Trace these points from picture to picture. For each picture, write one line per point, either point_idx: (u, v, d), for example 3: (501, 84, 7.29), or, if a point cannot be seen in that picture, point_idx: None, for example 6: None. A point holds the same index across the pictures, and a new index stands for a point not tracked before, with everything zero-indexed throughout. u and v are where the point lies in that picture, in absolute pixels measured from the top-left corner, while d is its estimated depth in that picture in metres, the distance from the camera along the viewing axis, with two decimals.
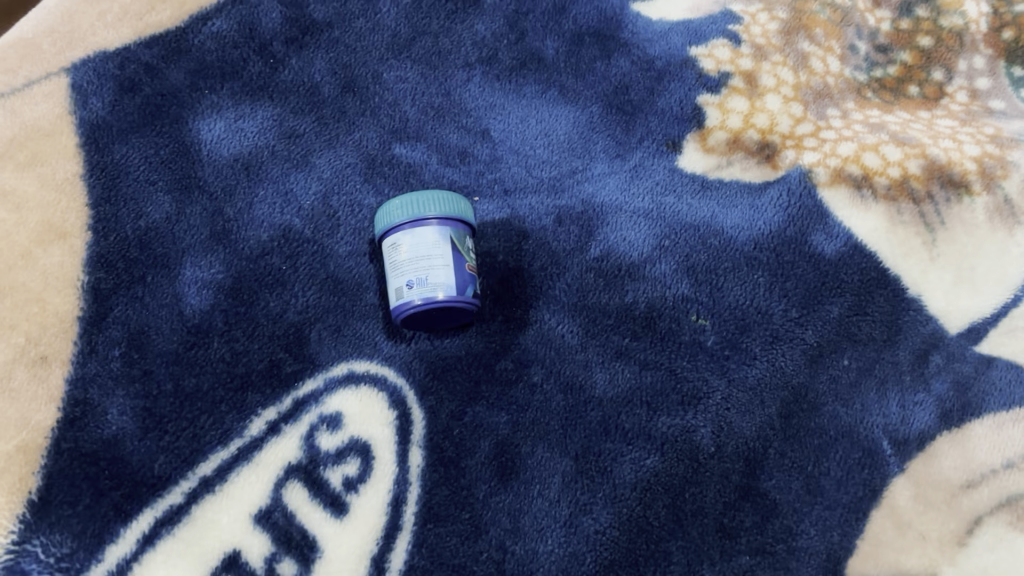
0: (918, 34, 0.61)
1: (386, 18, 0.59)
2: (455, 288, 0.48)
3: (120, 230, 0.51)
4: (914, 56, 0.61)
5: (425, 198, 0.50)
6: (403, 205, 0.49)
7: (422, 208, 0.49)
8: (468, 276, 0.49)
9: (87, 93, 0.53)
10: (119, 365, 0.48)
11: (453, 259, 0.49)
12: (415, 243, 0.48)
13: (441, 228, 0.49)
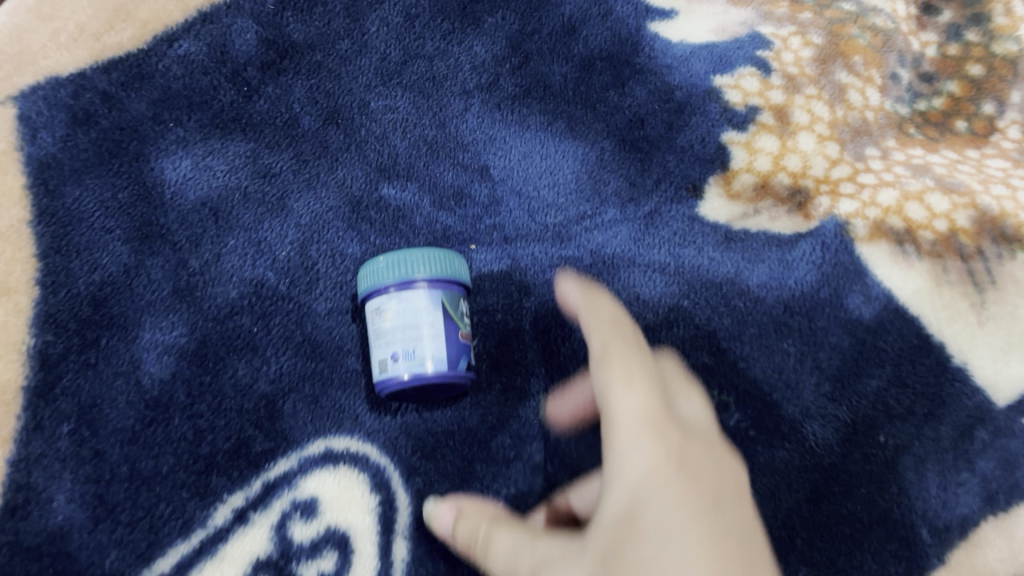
0: (968, 62, 0.55)
1: (374, 39, 0.52)
2: (446, 361, 0.42)
3: (72, 285, 0.45)
4: (962, 87, 0.55)
5: (415, 257, 0.44)
6: (390, 264, 0.44)
7: (411, 268, 0.43)
8: (461, 346, 0.43)
9: (37, 125, 0.48)
10: (67, 445, 0.42)
11: (444, 328, 0.43)
12: (402, 310, 0.43)
13: (431, 291, 0.43)
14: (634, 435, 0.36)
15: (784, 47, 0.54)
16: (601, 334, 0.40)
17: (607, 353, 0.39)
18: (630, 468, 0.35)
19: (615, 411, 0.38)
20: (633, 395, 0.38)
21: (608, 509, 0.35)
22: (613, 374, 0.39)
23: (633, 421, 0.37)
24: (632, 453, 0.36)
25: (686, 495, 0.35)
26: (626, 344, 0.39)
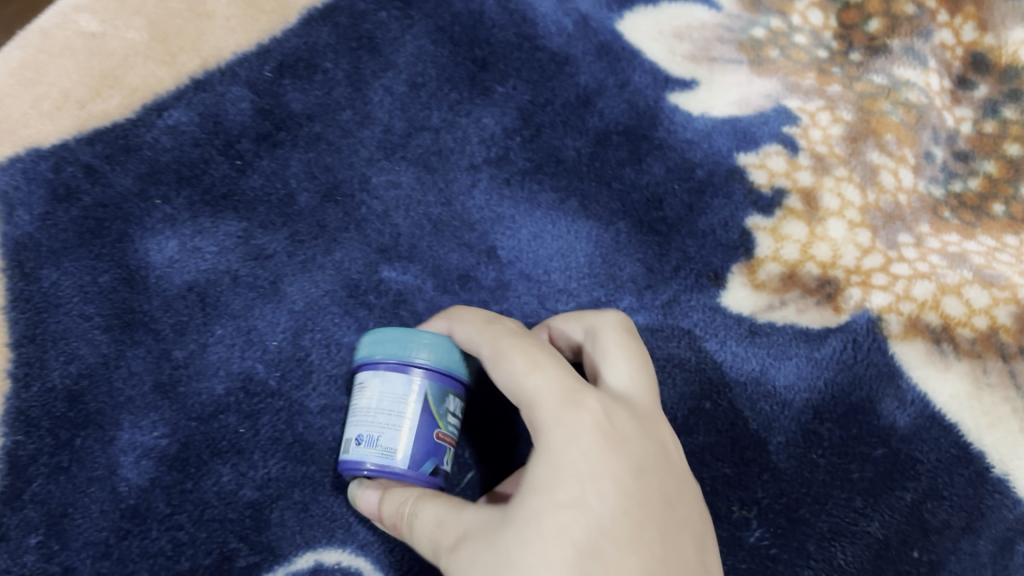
0: (1004, 140, 0.52)
1: (377, 109, 0.49)
2: (408, 460, 0.37)
3: (46, 379, 0.42)
4: (1000, 167, 0.51)
5: (421, 344, 0.39)
6: (397, 341, 0.39)
7: (411, 354, 0.39)
8: (434, 447, 0.38)
9: (13, 202, 0.44)
10: (35, 559, 0.39)
11: (418, 422, 0.38)
12: (389, 391, 0.38)
13: (418, 378, 0.39)
14: (559, 427, 0.34)
15: (811, 123, 0.51)
16: (489, 335, 0.38)
17: (538, 362, 0.36)
18: (554, 460, 0.33)
19: (543, 427, 0.34)
20: (565, 405, 0.34)
21: (544, 507, 0.32)
22: (518, 360, 0.36)
23: (554, 397, 0.35)
24: (556, 454, 0.33)
25: (608, 491, 0.32)
26: (532, 364, 0.36)
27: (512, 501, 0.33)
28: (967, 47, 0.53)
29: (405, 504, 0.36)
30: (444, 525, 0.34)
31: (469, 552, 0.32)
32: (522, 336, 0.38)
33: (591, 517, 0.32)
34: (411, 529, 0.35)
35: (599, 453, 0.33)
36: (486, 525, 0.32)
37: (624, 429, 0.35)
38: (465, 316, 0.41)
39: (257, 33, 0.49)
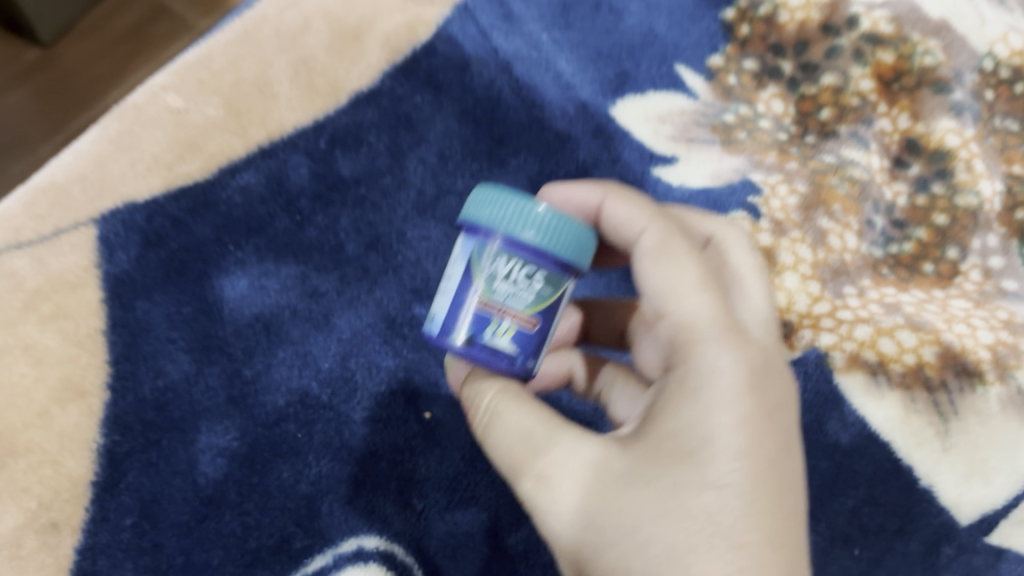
0: (932, 211, 0.62)
1: (412, 175, 0.59)
2: (438, 331, 0.38)
3: (138, 389, 0.51)
4: (930, 233, 0.61)
5: (518, 220, 0.36)
6: (506, 207, 0.36)
7: (508, 221, 0.36)
8: (472, 318, 0.36)
9: (114, 246, 0.54)
10: (130, 536, 0.47)
11: (454, 287, 0.37)
12: (467, 254, 0.37)
13: (468, 239, 0.38)
14: (717, 373, 0.36)
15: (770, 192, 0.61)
16: (659, 223, 0.41)
17: (699, 284, 0.39)
18: (706, 417, 0.35)
19: (700, 359, 0.36)
20: (718, 345, 0.37)
21: (687, 467, 0.34)
22: (683, 274, 0.39)
23: (712, 326, 0.37)
24: (707, 404, 0.35)
25: (750, 457, 0.34)
26: (698, 282, 0.39)
27: (649, 424, 0.36)
28: (902, 133, 0.64)
29: (489, 399, 0.38)
30: (548, 436, 0.36)
31: (597, 483, 0.35)
32: (669, 236, 0.41)
33: (732, 499, 0.33)
34: (498, 435, 0.37)
35: (742, 430, 0.34)
36: (616, 455, 0.35)
37: (762, 404, 0.35)
38: (621, 205, 0.43)
39: (314, 110, 0.59)
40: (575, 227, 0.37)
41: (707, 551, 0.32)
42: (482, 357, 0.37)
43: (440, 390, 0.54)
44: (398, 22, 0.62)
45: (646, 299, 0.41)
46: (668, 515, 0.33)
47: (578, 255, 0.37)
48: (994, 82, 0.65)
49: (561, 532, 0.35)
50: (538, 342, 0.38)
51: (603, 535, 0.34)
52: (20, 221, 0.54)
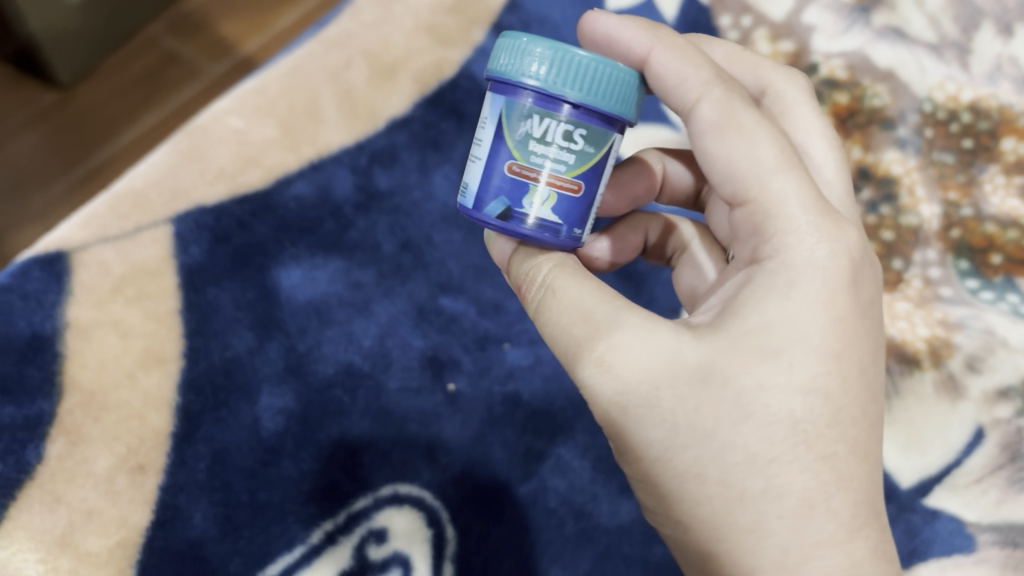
0: (882, 227, 0.72)
1: (438, 189, 0.70)
2: (474, 201, 0.43)
3: (209, 358, 0.60)
4: (880, 247, 0.71)
5: (559, 66, 0.40)
6: (543, 53, 0.41)
7: (550, 69, 0.41)
8: (507, 185, 0.42)
9: (187, 241, 0.64)
10: (204, 476, 0.56)
11: (487, 155, 0.42)
12: (497, 111, 0.42)
13: (500, 100, 0.42)
14: (809, 273, 0.39)
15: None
16: (721, 95, 0.44)
17: (784, 164, 0.41)
18: (793, 317, 0.38)
19: (788, 254, 0.40)
20: (807, 237, 0.40)
21: (769, 367, 0.38)
22: (765, 150, 0.41)
23: (803, 211, 0.40)
24: (792, 301, 0.39)
25: (836, 360, 0.38)
26: (779, 162, 0.41)
27: (728, 316, 0.40)
28: (856, 163, 0.74)
29: (544, 273, 0.44)
30: (614, 320, 0.40)
31: (676, 376, 0.38)
32: (732, 107, 0.43)
33: (815, 406, 0.38)
34: (559, 312, 0.42)
35: (831, 334, 0.38)
36: (692, 348, 0.39)
37: (850, 303, 0.39)
38: (671, 59, 0.45)
39: (357, 132, 0.70)
40: (597, 72, 0.41)
41: (789, 462, 0.37)
42: (531, 233, 0.42)
43: (462, 364, 0.64)
44: (427, 59, 0.73)
45: (711, 172, 0.44)
46: (749, 422, 0.37)
47: (623, 104, 0.42)
48: (934, 122, 0.74)
49: (631, 415, 0.39)
50: (583, 207, 0.43)
51: (676, 434, 0.38)
52: (106, 219, 0.63)
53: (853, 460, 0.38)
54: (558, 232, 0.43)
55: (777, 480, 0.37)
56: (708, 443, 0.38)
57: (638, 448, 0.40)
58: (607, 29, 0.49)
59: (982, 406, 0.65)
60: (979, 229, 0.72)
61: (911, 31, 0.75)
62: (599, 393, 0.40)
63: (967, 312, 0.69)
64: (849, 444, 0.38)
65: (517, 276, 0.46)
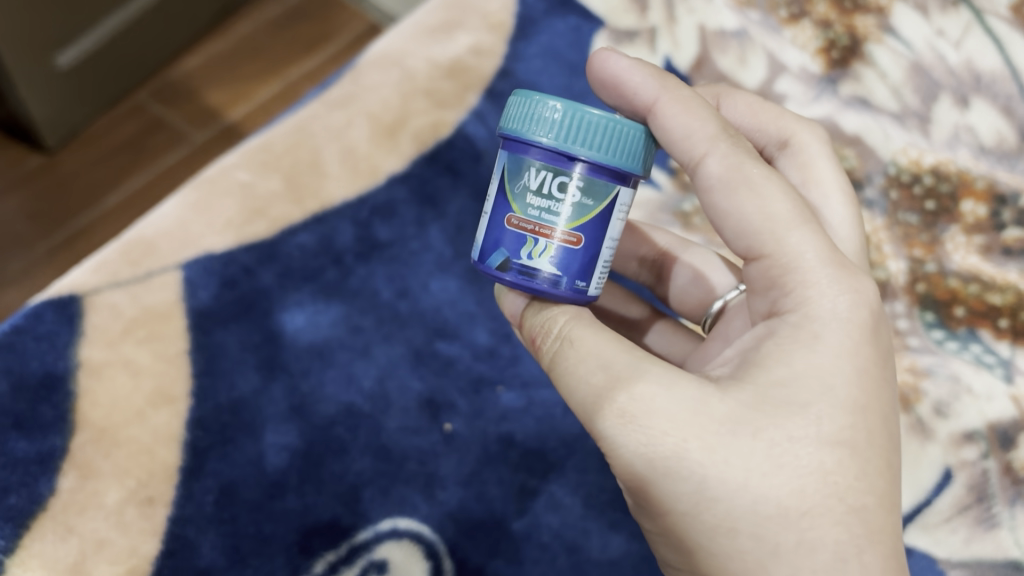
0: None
1: (434, 240, 0.73)
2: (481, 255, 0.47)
3: (215, 398, 0.63)
4: None
5: (564, 127, 0.45)
6: (552, 116, 0.45)
7: (556, 129, 0.45)
8: (507, 235, 0.46)
9: (196, 286, 0.67)
10: (211, 509, 0.59)
11: (492, 210, 0.47)
12: (502, 167, 0.46)
13: (506, 156, 0.46)
14: (831, 325, 0.42)
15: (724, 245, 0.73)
16: (722, 147, 0.46)
17: (798, 220, 0.44)
18: (818, 369, 0.41)
19: (810, 306, 0.43)
20: (828, 291, 0.43)
21: (799, 420, 0.40)
22: (771, 201, 0.45)
23: (820, 262, 0.44)
24: (817, 354, 0.42)
25: (863, 414, 0.41)
26: (794, 217, 0.44)
27: (751, 369, 0.42)
28: None
29: (561, 325, 0.47)
30: (636, 371, 0.42)
31: (702, 428, 0.40)
32: (739, 164, 0.46)
33: (843, 457, 0.41)
34: (579, 362, 0.44)
35: (855, 387, 0.41)
36: (716, 400, 0.41)
37: (871, 357, 0.43)
38: (677, 109, 0.48)
39: (359, 187, 0.73)
40: (590, 126, 0.44)
41: (822, 513, 0.40)
42: (535, 283, 0.45)
43: (457, 406, 0.67)
44: (425, 121, 0.76)
45: (722, 226, 0.46)
46: (780, 473, 0.40)
47: (615, 155, 0.45)
48: (900, 185, 0.75)
49: (656, 468, 0.41)
50: (583, 259, 0.45)
51: (705, 487, 0.40)
52: (117, 265, 0.66)
53: (880, 511, 0.41)
54: (558, 283, 0.46)
55: (809, 529, 0.40)
56: (736, 496, 0.40)
57: (665, 501, 0.41)
58: (614, 72, 0.51)
59: (949, 448, 0.66)
60: (943, 283, 0.72)
61: (875, 100, 0.76)
62: (623, 444, 0.41)
63: (934, 360, 0.70)
64: (877, 495, 0.41)
65: (533, 328, 0.49)
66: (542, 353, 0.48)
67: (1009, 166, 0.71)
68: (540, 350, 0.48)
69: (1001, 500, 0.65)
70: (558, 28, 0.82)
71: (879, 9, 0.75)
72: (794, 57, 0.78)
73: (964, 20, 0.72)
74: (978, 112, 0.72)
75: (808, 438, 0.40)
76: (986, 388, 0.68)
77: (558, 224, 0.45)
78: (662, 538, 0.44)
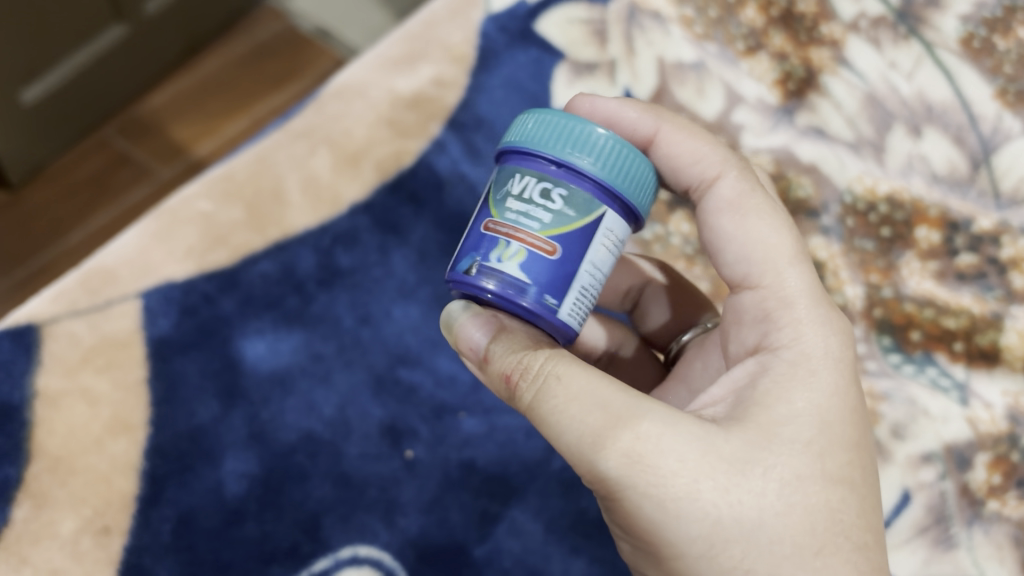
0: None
1: (397, 267, 0.73)
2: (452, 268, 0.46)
3: (175, 426, 0.64)
4: None
5: (584, 148, 0.45)
6: (575, 136, 0.46)
7: (575, 147, 0.45)
8: (480, 239, 0.45)
9: (156, 314, 0.67)
10: (168, 538, 0.61)
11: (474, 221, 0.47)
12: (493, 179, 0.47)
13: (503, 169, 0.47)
14: (824, 363, 0.44)
15: (684, 270, 0.74)
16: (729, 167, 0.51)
17: (795, 259, 0.47)
18: (819, 405, 0.42)
19: (802, 344, 0.44)
20: (817, 332, 0.45)
21: (801, 455, 0.41)
22: (765, 228, 0.48)
23: (813, 300, 0.46)
24: (815, 391, 0.43)
25: (856, 451, 0.43)
26: (790, 256, 0.47)
27: (750, 407, 0.42)
28: None
29: (541, 363, 0.43)
30: (636, 409, 0.41)
31: (713, 467, 0.40)
32: (749, 192, 0.50)
33: (845, 496, 0.42)
34: (569, 402, 0.41)
35: (849, 425, 0.43)
36: (722, 438, 0.41)
37: (858, 397, 0.44)
38: (682, 140, 0.53)
39: (321, 215, 0.74)
40: (595, 143, 0.46)
41: (833, 552, 0.40)
42: (496, 289, 0.43)
43: (419, 432, 0.67)
44: (388, 150, 0.77)
45: (723, 248, 0.49)
46: (792, 511, 0.40)
47: (615, 175, 0.45)
48: (855, 213, 0.75)
49: (668, 511, 0.40)
50: (559, 272, 0.43)
51: (720, 528, 0.39)
52: (76, 294, 0.66)
53: (880, 550, 0.42)
54: (526, 294, 0.43)
55: (823, 569, 0.40)
56: (754, 537, 0.39)
57: (675, 547, 0.40)
58: (604, 110, 0.54)
59: (907, 470, 0.67)
60: (900, 308, 0.71)
61: (830, 130, 0.77)
62: (631, 485, 0.40)
63: (891, 384, 0.70)
64: (874, 534, 0.42)
65: (501, 365, 0.44)
66: (517, 394, 0.44)
67: (961, 194, 0.72)
68: (514, 390, 0.44)
69: (959, 521, 0.65)
70: (520, 60, 0.81)
71: (834, 43, 0.78)
72: (750, 88, 0.79)
73: (915, 53, 0.76)
74: (931, 142, 0.74)
75: (815, 476, 0.41)
76: (942, 411, 0.68)
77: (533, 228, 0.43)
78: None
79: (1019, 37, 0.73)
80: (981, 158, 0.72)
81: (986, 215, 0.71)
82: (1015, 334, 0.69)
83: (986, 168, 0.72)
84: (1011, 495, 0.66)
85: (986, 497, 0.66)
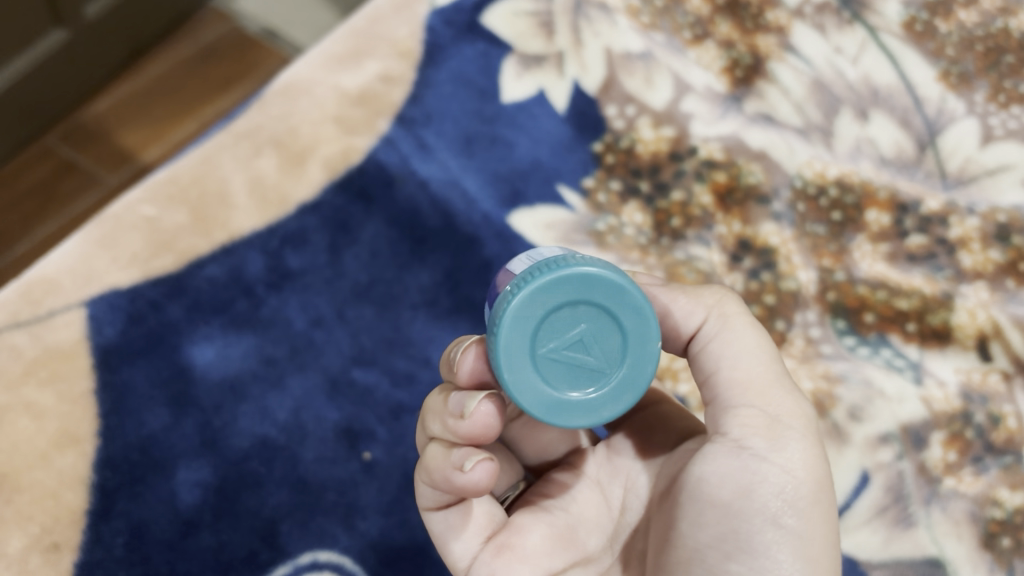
0: (764, 293, 0.70)
1: (349, 268, 0.72)
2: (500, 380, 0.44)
3: (124, 437, 0.63)
4: (762, 311, 0.70)
5: (504, 311, 0.42)
6: (497, 334, 0.43)
7: (515, 348, 0.43)
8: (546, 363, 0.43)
9: (102, 322, 0.66)
10: (122, 551, 0.60)
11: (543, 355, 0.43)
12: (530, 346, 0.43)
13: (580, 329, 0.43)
14: None
15: (639, 261, 0.72)
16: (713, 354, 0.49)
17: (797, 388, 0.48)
18: None
19: None
20: None
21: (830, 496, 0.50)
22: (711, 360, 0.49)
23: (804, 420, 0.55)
24: None
25: None
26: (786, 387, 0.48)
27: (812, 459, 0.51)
28: (738, 234, 0.73)
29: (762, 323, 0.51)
30: (803, 405, 0.48)
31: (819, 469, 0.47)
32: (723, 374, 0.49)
33: None
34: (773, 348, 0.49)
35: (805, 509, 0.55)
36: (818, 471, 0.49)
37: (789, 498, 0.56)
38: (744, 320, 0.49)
39: (268, 217, 0.72)
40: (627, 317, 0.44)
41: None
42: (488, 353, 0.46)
43: (376, 433, 0.66)
44: (335, 149, 0.75)
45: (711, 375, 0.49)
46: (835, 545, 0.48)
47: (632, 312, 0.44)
48: (806, 198, 0.74)
49: None
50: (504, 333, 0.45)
51: (811, 518, 0.45)
52: (18, 306, 0.66)
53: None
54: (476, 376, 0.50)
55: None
56: (835, 540, 0.46)
57: (782, 507, 0.45)
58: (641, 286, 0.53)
59: (865, 451, 0.65)
60: (852, 291, 0.70)
61: (778, 115, 0.77)
62: (791, 443, 0.46)
63: (847, 365, 0.68)
64: None
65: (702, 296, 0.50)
66: (736, 313, 0.49)
67: (908, 176, 0.73)
68: (738, 310, 0.50)
69: (917, 500, 0.64)
70: (467, 54, 0.80)
71: (779, 30, 0.79)
72: (698, 77, 0.79)
73: (859, 38, 0.78)
74: (878, 125, 0.75)
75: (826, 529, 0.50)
76: (898, 391, 0.67)
77: (564, 334, 0.43)
78: (714, 508, 0.46)
79: (958, 20, 0.78)
80: (927, 140, 0.74)
81: (933, 195, 0.72)
82: (966, 313, 0.68)
83: (933, 150, 0.74)
84: (967, 471, 0.64)
85: (943, 475, 0.64)
